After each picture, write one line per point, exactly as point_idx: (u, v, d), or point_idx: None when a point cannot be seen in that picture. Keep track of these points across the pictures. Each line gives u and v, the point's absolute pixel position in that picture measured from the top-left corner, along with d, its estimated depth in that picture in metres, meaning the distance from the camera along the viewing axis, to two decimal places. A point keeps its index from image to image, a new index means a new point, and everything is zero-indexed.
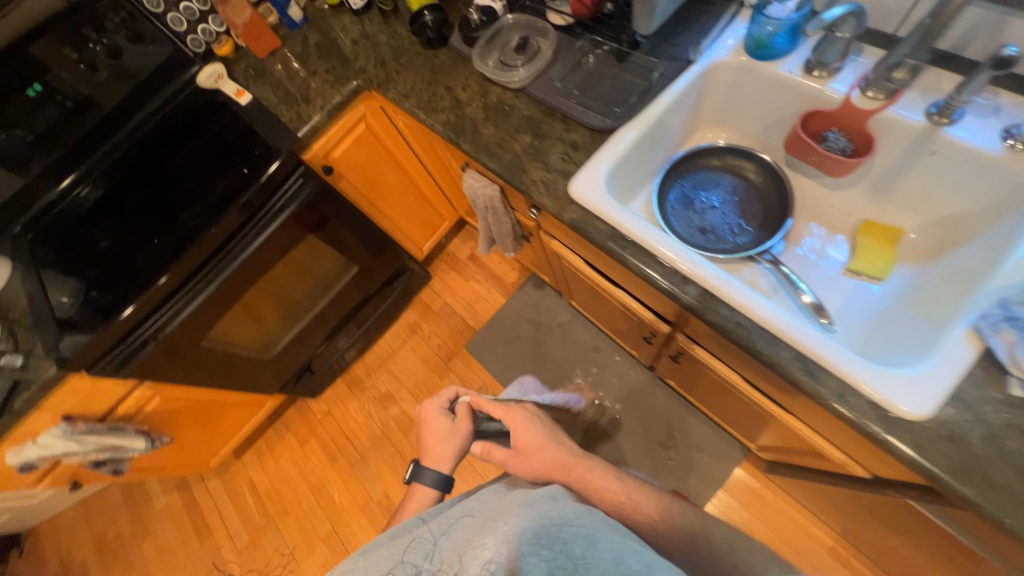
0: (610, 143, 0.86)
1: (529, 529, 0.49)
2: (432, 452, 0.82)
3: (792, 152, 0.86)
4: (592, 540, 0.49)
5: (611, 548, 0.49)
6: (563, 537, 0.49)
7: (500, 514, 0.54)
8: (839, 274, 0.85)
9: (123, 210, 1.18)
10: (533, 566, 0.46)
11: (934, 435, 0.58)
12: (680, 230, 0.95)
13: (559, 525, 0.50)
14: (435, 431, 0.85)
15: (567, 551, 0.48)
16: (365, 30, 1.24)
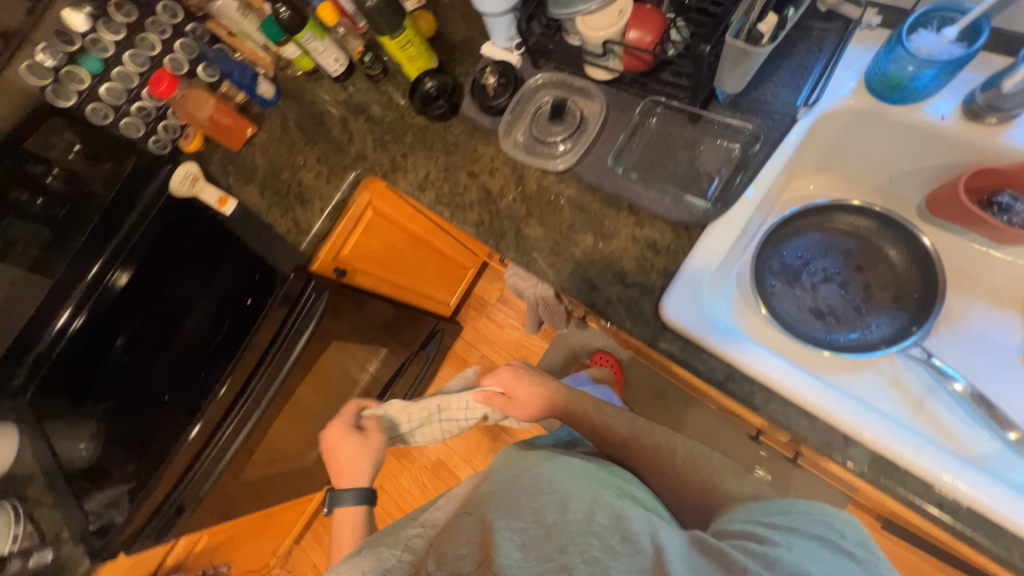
0: (707, 242, 0.66)
1: (509, 506, 0.61)
2: (346, 475, 0.88)
3: (950, 217, 0.67)
4: (563, 505, 0.60)
5: (581, 511, 0.59)
6: (534, 507, 0.60)
7: (478, 501, 0.66)
8: (1017, 364, 0.67)
9: (125, 338, 0.96)
10: (508, 537, 0.57)
11: None
12: (791, 317, 0.77)
13: (532, 496, 0.62)
14: (346, 450, 0.90)
15: (539, 519, 0.58)
16: (355, 101, 1.02)
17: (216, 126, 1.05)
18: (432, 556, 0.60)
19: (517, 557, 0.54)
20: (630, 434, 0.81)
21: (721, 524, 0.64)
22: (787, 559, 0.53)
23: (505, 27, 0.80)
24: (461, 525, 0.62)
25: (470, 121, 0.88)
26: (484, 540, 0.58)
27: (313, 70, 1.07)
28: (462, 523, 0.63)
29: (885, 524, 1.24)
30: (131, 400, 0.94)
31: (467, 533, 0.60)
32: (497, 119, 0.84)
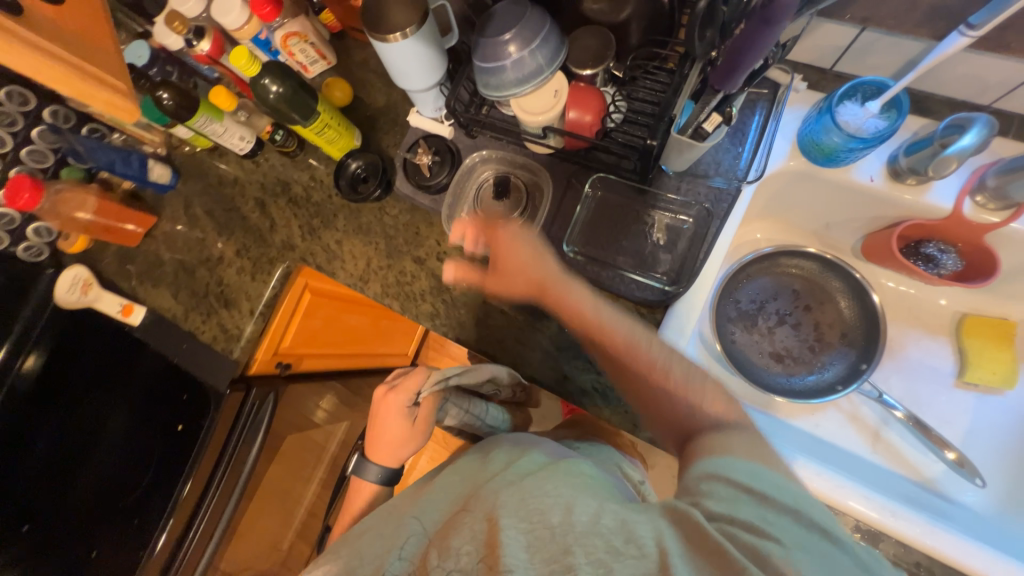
0: (673, 323, 0.66)
1: (510, 505, 0.47)
2: (379, 447, 0.86)
3: (883, 262, 0.71)
4: (569, 506, 0.46)
5: (588, 509, 0.45)
6: (544, 505, 0.46)
7: (478, 501, 0.52)
8: (952, 387, 0.74)
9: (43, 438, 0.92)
10: (512, 538, 0.44)
11: None
12: (753, 364, 0.79)
13: (537, 495, 0.48)
14: (394, 428, 0.84)
15: (544, 520, 0.45)
16: (270, 180, 0.90)
17: (105, 229, 0.89)
18: (434, 553, 0.49)
19: (523, 560, 0.42)
20: (626, 340, 0.57)
21: (693, 470, 0.47)
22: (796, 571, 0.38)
23: (433, 100, 0.74)
24: (462, 529, 0.49)
25: (407, 200, 0.80)
26: (489, 539, 0.45)
27: (213, 146, 0.93)
28: (463, 521, 0.50)
29: None
30: (62, 538, 0.87)
31: (469, 539, 0.47)
32: (439, 197, 0.77)
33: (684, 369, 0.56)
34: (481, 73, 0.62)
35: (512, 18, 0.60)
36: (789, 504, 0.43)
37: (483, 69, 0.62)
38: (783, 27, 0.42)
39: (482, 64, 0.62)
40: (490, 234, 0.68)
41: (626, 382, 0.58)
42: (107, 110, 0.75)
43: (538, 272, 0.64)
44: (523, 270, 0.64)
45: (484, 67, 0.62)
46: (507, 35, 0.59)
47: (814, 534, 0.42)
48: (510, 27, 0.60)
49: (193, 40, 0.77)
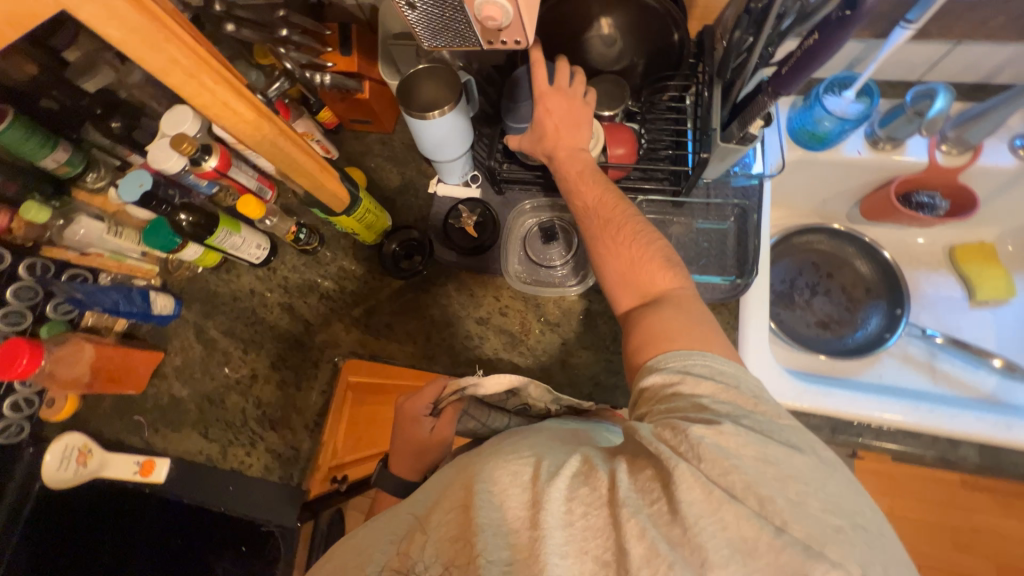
0: (750, 315, 0.70)
1: (485, 463, 0.42)
2: (399, 452, 0.65)
3: (878, 217, 0.82)
4: (540, 457, 0.42)
5: (558, 460, 0.41)
6: (518, 466, 0.41)
7: (446, 480, 0.46)
8: (970, 309, 0.84)
9: None
10: (488, 498, 0.39)
11: None
12: (805, 336, 0.85)
13: (511, 456, 0.42)
14: (407, 438, 0.64)
15: (519, 477, 0.40)
16: (292, 282, 0.85)
17: (110, 379, 0.77)
18: (416, 540, 0.41)
19: (498, 522, 0.38)
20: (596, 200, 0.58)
21: (639, 369, 0.48)
22: (718, 447, 0.37)
23: (460, 166, 0.78)
24: (433, 511, 0.42)
25: (452, 267, 0.79)
26: (463, 514, 0.40)
27: (218, 262, 0.87)
28: (436, 501, 0.43)
29: None
30: None
31: (446, 512, 0.41)
32: (488, 255, 0.78)
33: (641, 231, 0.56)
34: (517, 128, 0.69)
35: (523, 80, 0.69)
36: (721, 392, 0.42)
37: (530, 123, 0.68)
38: (853, 30, 0.46)
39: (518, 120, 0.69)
40: (558, 95, 0.60)
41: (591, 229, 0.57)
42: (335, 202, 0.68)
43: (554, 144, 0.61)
44: (560, 130, 0.61)
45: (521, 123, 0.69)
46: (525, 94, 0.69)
47: (743, 412, 0.40)
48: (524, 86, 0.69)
49: (202, 156, 0.70)
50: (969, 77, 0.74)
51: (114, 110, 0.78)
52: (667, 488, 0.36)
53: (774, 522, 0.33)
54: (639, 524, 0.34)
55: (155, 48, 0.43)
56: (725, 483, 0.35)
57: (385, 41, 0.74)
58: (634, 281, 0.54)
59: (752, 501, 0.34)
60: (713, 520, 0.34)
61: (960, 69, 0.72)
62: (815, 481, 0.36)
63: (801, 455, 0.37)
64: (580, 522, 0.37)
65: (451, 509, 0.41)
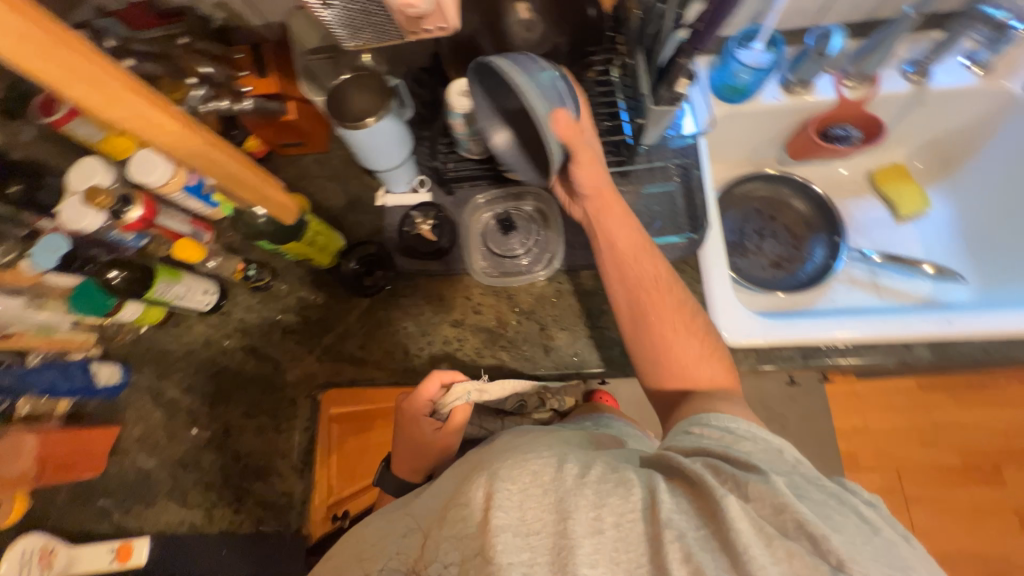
0: (712, 264, 0.72)
1: (504, 466, 0.46)
2: (402, 453, 0.70)
3: (805, 155, 0.88)
4: (560, 461, 0.45)
5: (579, 464, 0.45)
6: (535, 468, 0.45)
7: (458, 489, 0.49)
8: (898, 225, 0.91)
9: None
10: (506, 497, 0.43)
11: None
12: (762, 278, 0.90)
13: (531, 457, 0.47)
14: (410, 439, 0.68)
15: (538, 478, 0.44)
16: (251, 323, 0.81)
17: (63, 469, 0.66)
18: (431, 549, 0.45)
19: (515, 519, 0.41)
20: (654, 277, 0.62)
21: (674, 429, 0.54)
22: (773, 489, 0.40)
23: (405, 173, 0.76)
24: (442, 526, 0.44)
25: (418, 275, 0.78)
26: (482, 515, 0.43)
27: (165, 317, 0.81)
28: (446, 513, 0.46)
29: (861, 385, 1.49)
30: None
31: (463, 516, 0.44)
32: (451, 257, 0.77)
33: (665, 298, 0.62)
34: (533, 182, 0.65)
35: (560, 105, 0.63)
36: (766, 454, 0.47)
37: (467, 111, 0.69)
38: None
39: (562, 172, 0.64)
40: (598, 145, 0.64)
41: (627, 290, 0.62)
42: (280, 213, 0.66)
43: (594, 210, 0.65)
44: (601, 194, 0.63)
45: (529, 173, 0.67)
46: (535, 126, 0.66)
47: (785, 470, 0.45)
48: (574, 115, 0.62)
49: (123, 207, 0.66)
50: (858, 15, 0.80)
51: (9, 171, 0.68)
52: (714, 521, 0.39)
53: (830, 561, 0.36)
54: (682, 548, 0.37)
55: (47, 56, 0.40)
56: (780, 524, 0.38)
57: (302, 57, 0.73)
58: (674, 364, 0.60)
59: (805, 539, 0.37)
60: (768, 553, 0.37)
61: (849, 9, 0.79)
62: (863, 537, 0.38)
63: (844, 513, 0.40)
64: (610, 532, 0.40)
65: (460, 515, 0.44)
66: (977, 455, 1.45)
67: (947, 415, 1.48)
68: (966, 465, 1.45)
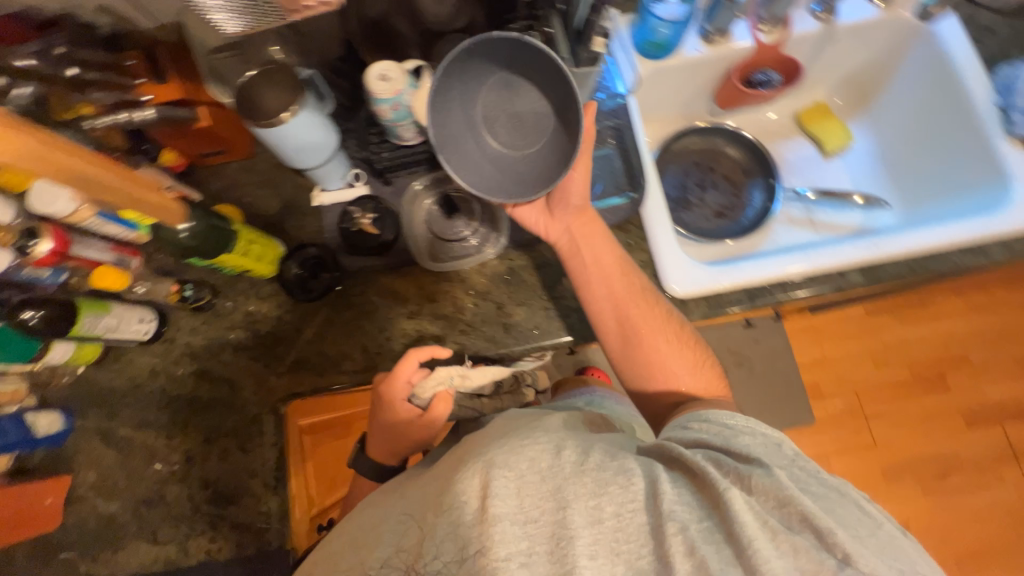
0: (654, 220, 0.74)
1: (496, 454, 0.47)
2: (379, 435, 0.71)
3: (733, 104, 0.90)
4: (556, 449, 0.48)
5: (574, 449, 0.48)
6: (533, 454, 0.47)
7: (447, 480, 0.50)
8: (826, 161, 0.96)
9: None
10: (502, 485, 0.45)
11: None
12: (708, 229, 0.92)
13: (523, 444, 0.49)
14: (389, 420, 0.67)
15: (533, 465, 0.46)
16: (198, 345, 0.77)
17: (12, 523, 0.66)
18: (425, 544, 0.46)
19: (512, 506, 0.44)
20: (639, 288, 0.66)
21: (674, 423, 0.58)
22: (776, 483, 0.44)
23: (337, 168, 0.73)
24: (436, 518, 0.46)
25: (367, 272, 0.76)
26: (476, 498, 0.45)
27: (101, 354, 0.76)
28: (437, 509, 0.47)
29: (816, 318, 1.58)
30: None
31: (458, 508, 0.45)
32: (397, 248, 0.75)
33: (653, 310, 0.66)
34: (504, 195, 0.61)
35: (528, 119, 0.64)
36: (766, 449, 0.51)
37: (393, 94, 0.66)
38: None
39: (535, 184, 0.63)
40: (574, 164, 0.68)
41: (617, 300, 0.66)
42: (158, 214, 0.62)
43: (577, 228, 0.67)
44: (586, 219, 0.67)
45: (492, 187, 0.63)
46: (497, 142, 0.65)
47: (785, 463, 0.49)
48: (547, 130, 0.63)
49: (30, 241, 0.60)
50: None
51: None
52: (721, 513, 0.43)
53: (836, 555, 0.40)
54: (684, 541, 0.41)
55: None
56: (783, 517, 0.43)
57: (205, 57, 0.70)
58: (660, 369, 0.65)
59: (810, 533, 0.41)
60: (773, 547, 0.40)
61: None
62: (861, 529, 0.43)
63: (841, 503, 0.45)
64: (611, 521, 0.43)
65: (453, 510, 0.45)
66: (922, 366, 1.57)
67: (895, 333, 1.58)
68: (914, 376, 1.57)
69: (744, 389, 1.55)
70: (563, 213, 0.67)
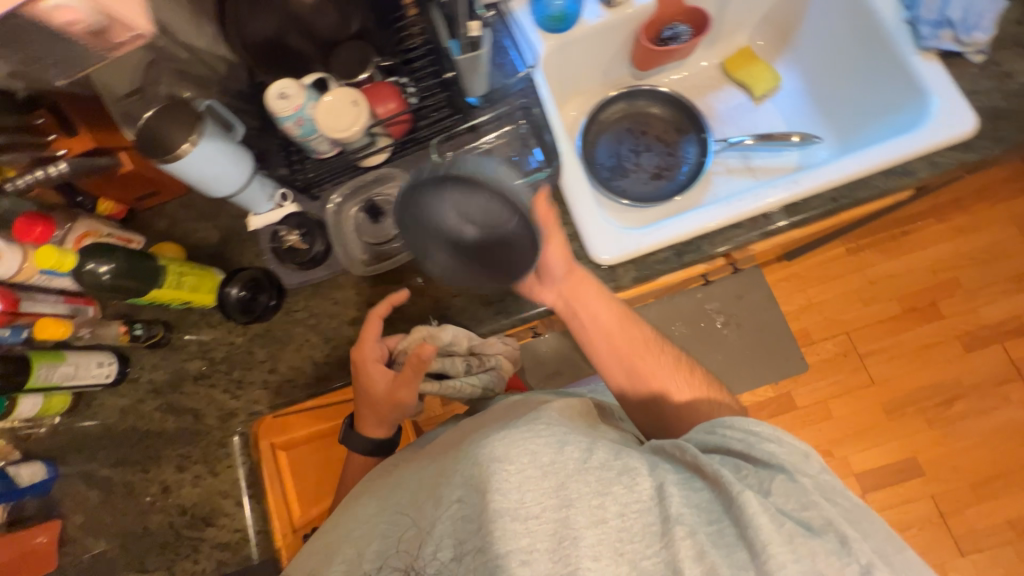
0: (574, 191, 0.74)
1: (494, 453, 0.52)
2: (368, 405, 0.72)
3: (650, 64, 0.89)
4: (557, 445, 0.52)
5: (577, 447, 0.52)
6: (533, 447, 0.52)
7: (445, 474, 0.56)
8: (757, 106, 0.94)
9: None
10: (503, 479, 0.51)
11: (984, 134, 0.68)
12: (646, 193, 0.92)
13: (527, 437, 0.53)
14: (370, 385, 0.69)
15: (534, 460, 0.51)
16: (160, 381, 0.80)
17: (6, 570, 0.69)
18: (425, 533, 0.53)
19: (514, 499, 0.49)
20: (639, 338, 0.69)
21: (698, 427, 0.59)
22: (798, 488, 0.48)
23: (260, 190, 0.75)
24: (437, 511, 0.53)
25: (306, 287, 0.78)
26: (473, 485, 0.51)
27: (71, 403, 0.79)
28: (439, 503, 0.54)
29: (795, 264, 1.56)
30: None
31: (465, 505, 0.52)
32: (330, 259, 0.77)
33: (654, 354, 0.68)
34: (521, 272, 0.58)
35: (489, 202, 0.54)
36: (791, 453, 0.51)
37: (293, 111, 0.67)
38: None
39: (528, 269, 0.58)
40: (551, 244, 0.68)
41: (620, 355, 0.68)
42: None
43: (569, 293, 0.68)
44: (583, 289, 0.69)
45: (483, 284, 0.59)
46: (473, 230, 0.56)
47: (809, 469, 0.50)
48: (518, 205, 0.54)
49: None
50: None
51: None
52: (731, 510, 0.47)
53: (859, 563, 0.43)
54: (693, 545, 0.45)
55: None
56: (802, 518, 0.46)
57: None
58: (659, 411, 0.66)
59: (833, 537, 0.45)
60: (789, 550, 0.44)
61: None
62: (886, 543, 0.45)
63: (868, 517, 0.47)
64: (614, 520, 0.48)
65: (452, 505, 0.52)
66: (912, 298, 1.54)
67: (877, 268, 1.56)
68: (904, 308, 1.54)
69: (731, 346, 1.55)
70: (552, 282, 0.68)
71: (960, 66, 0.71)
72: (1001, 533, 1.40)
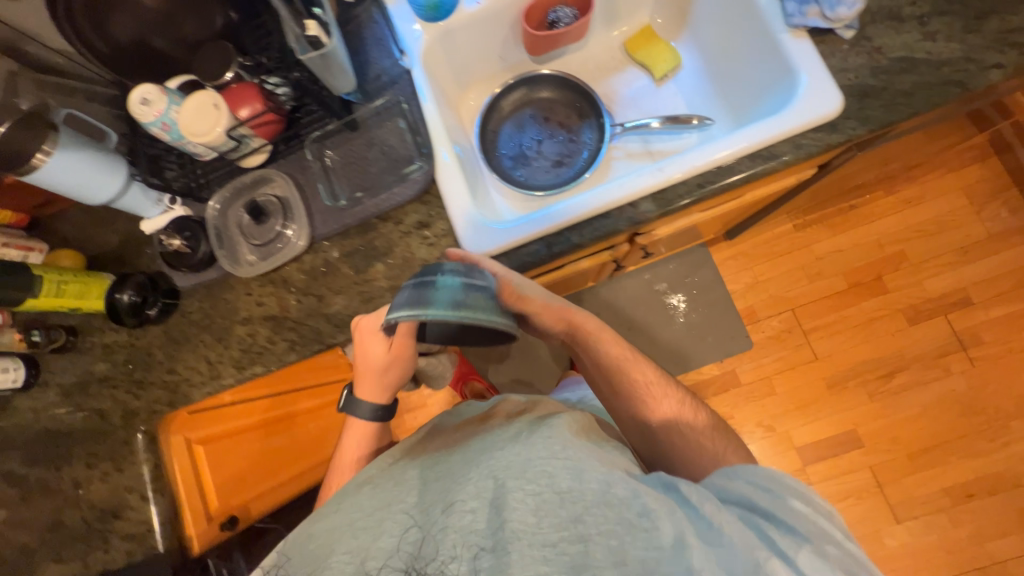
0: (448, 185, 0.74)
1: (515, 471, 0.53)
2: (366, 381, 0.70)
3: (541, 49, 0.88)
4: (577, 473, 0.53)
5: (596, 478, 0.53)
6: (549, 471, 0.53)
7: (452, 484, 0.55)
8: (659, 88, 0.92)
9: None
10: (521, 499, 0.51)
11: (850, 114, 0.67)
12: (546, 181, 0.91)
13: (545, 460, 0.54)
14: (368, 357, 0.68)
15: (553, 484, 0.52)
16: (67, 383, 0.83)
17: None
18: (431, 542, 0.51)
19: (532, 524, 0.50)
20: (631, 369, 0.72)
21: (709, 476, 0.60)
22: (823, 565, 0.49)
23: (142, 195, 0.75)
24: (445, 524, 0.51)
25: (196, 288, 0.79)
26: (493, 502, 0.51)
27: None
28: (450, 515, 0.52)
29: (741, 240, 1.55)
30: None
31: (480, 522, 0.51)
32: (217, 262, 0.78)
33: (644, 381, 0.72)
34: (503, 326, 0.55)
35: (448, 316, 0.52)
36: (815, 522, 0.53)
37: (156, 115, 0.67)
38: None
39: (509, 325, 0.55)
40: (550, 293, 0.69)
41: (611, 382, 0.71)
42: None
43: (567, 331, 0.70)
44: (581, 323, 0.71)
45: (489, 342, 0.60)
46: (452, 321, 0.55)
47: (834, 542, 0.52)
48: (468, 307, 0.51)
49: None
50: None
51: None
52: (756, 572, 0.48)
53: None
54: None
55: None
56: None
57: None
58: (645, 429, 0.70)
59: None
60: None
61: None
62: None
63: None
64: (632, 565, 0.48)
65: (468, 513, 0.51)
66: (859, 272, 1.53)
67: (824, 243, 1.55)
68: (850, 283, 1.53)
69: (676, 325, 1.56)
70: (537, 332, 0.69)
71: (832, 43, 0.69)
72: (936, 501, 1.42)
